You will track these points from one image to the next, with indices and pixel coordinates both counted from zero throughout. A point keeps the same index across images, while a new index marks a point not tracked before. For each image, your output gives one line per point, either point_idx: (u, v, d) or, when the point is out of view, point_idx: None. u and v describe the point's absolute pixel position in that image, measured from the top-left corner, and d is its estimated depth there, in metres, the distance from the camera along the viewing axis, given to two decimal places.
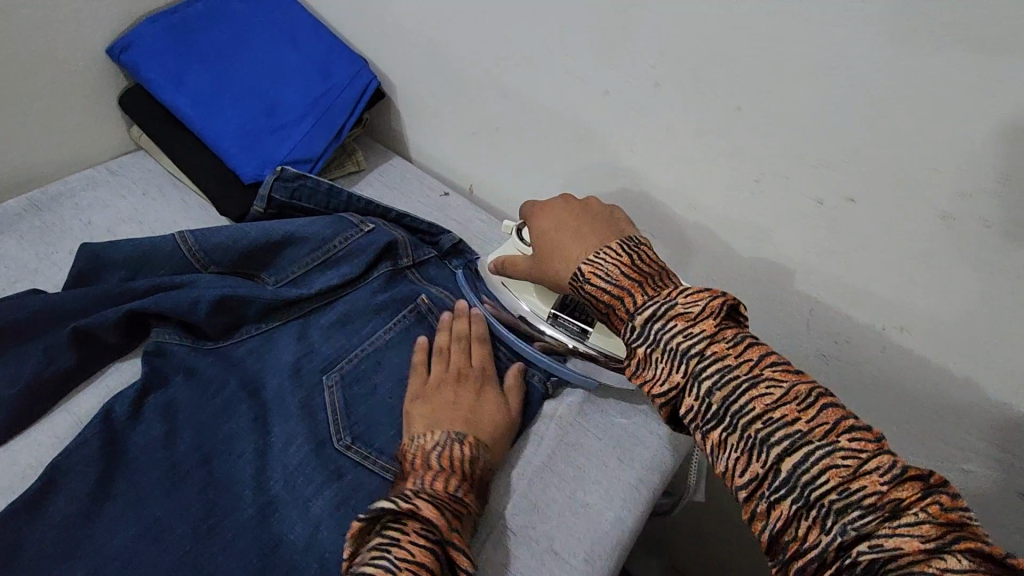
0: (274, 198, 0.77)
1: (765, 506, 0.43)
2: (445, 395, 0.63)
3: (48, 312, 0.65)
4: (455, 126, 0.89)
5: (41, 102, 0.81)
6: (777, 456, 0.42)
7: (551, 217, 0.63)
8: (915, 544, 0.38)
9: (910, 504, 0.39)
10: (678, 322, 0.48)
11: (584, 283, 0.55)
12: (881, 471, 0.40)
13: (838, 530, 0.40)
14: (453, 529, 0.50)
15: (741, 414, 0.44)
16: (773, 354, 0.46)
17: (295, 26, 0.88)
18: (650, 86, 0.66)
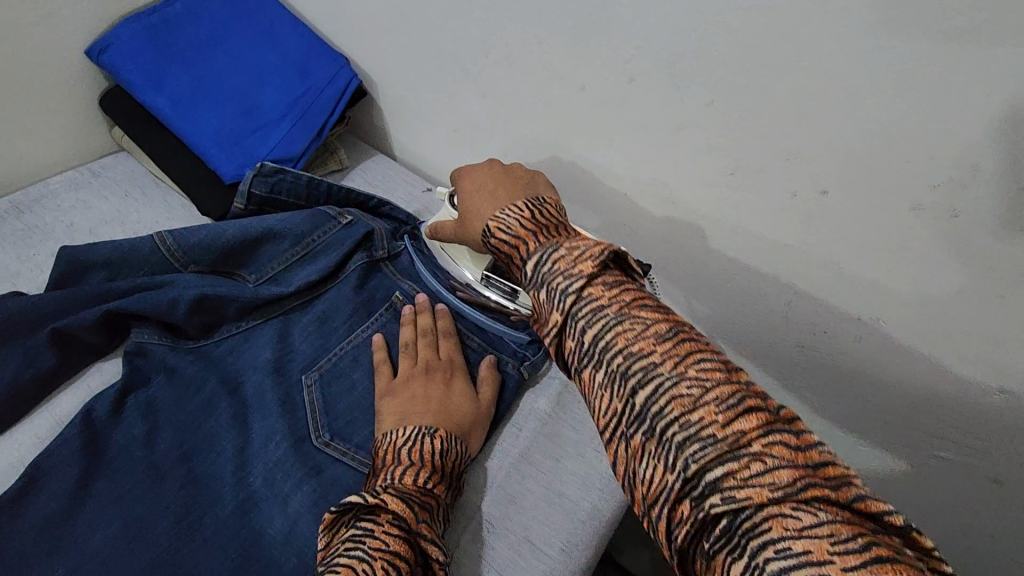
0: (254, 193, 0.77)
1: (626, 444, 0.41)
2: (417, 390, 0.64)
3: (28, 315, 0.65)
4: (436, 122, 0.89)
5: (21, 103, 0.81)
6: (633, 391, 0.41)
7: (471, 180, 0.62)
8: (765, 491, 0.36)
9: (753, 439, 0.38)
10: (560, 264, 0.48)
11: (489, 237, 0.54)
12: (720, 402, 0.39)
13: (682, 464, 0.38)
14: (420, 520, 0.51)
15: (606, 349, 0.44)
16: (644, 296, 0.46)
17: (271, 24, 0.88)
18: (625, 81, 0.67)
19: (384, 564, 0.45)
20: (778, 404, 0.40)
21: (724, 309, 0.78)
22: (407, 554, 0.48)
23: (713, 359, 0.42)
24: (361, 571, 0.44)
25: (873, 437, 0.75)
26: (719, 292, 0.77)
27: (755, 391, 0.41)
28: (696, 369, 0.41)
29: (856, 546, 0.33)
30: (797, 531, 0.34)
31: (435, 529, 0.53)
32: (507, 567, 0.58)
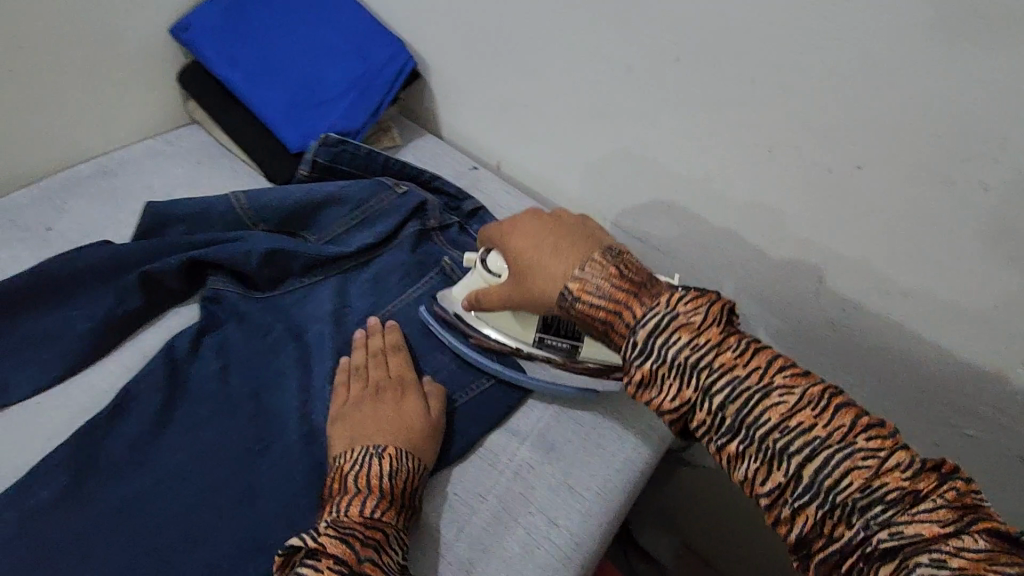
0: (318, 161, 0.84)
1: (791, 510, 0.48)
2: (367, 412, 0.64)
3: (120, 259, 0.73)
4: (484, 104, 0.94)
5: (112, 75, 0.89)
6: (799, 464, 0.47)
7: (524, 238, 0.63)
8: (933, 528, 0.43)
9: (923, 489, 0.45)
10: (684, 338, 0.52)
11: (574, 302, 0.58)
12: (899, 465, 0.45)
13: (863, 522, 0.45)
14: (364, 559, 0.51)
15: (757, 424, 0.49)
16: (780, 359, 0.51)
17: (336, 5, 0.94)
18: (671, 61, 0.71)
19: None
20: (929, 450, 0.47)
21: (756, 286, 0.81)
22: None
23: (871, 420, 0.47)
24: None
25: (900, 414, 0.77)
26: (751, 269, 0.80)
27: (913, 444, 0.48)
28: (863, 438, 0.47)
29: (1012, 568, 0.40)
30: (956, 548, 0.42)
31: (386, 560, 0.53)
32: (546, 504, 0.64)
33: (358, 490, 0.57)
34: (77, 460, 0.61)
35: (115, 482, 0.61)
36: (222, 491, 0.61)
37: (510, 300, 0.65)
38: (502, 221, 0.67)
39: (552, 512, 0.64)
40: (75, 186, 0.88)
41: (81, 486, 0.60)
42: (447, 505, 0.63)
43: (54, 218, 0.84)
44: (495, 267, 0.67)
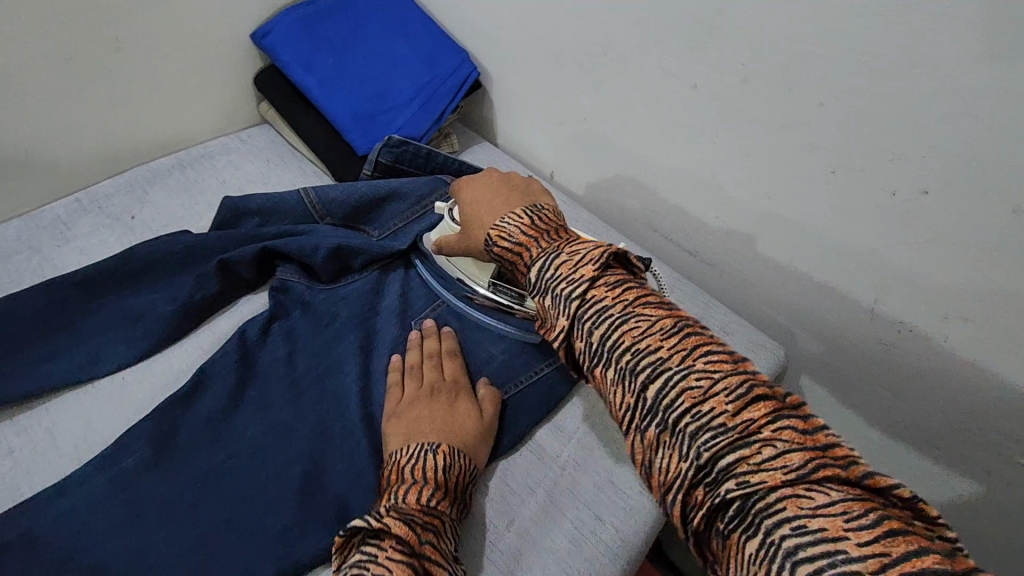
0: (381, 161, 0.88)
1: (641, 436, 0.48)
2: (422, 411, 0.65)
3: (197, 249, 0.78)
4: (543, 115, 0.97)
5: (196, 77, 0.95)
6: (644, 385, 0.48)
7: (470, 192, 0.69)
8: (777, 475, 0.41)
9: (763, 427, 0.44)
10: (562, 270, 0.55)
11: (493, 245, 0.63)
12: (728, 392, 0.45)
13: (696, 453, 0.45)
14: (423, 542, 0.53)
15: (614, 347, 0.50)
16: (648, 295, 0.53)
17: (407, 20, 0.99)
18: (734, 81, 0.73)
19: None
20: (786, 392, 0.46)
21: (808, 303, 0.82)
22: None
23: (719, 349, 0.48)
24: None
25: (952, 440, 0.77)
26: (805, 286, 0.81)
27: (761, 379, 0.47)
28: (703, 360, 0.47)
29: (868, 521, 0.38)
30: (812, 510, 0.40)
31: (442, 547, 0.55)
32: (592, 500, 0.68)
33: (414, 479, 0.58)
34: (159, 432, 0.66)
35: (192, 454, 0.66)
36: (287, 470, 0.65)
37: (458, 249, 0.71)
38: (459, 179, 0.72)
39: (596, 507, 0.67)
40: (156, 177, 0.93)
41: (161, 456, 0.65)
42: (499, 496, 0.67)
43: (137, 206, 0.90)
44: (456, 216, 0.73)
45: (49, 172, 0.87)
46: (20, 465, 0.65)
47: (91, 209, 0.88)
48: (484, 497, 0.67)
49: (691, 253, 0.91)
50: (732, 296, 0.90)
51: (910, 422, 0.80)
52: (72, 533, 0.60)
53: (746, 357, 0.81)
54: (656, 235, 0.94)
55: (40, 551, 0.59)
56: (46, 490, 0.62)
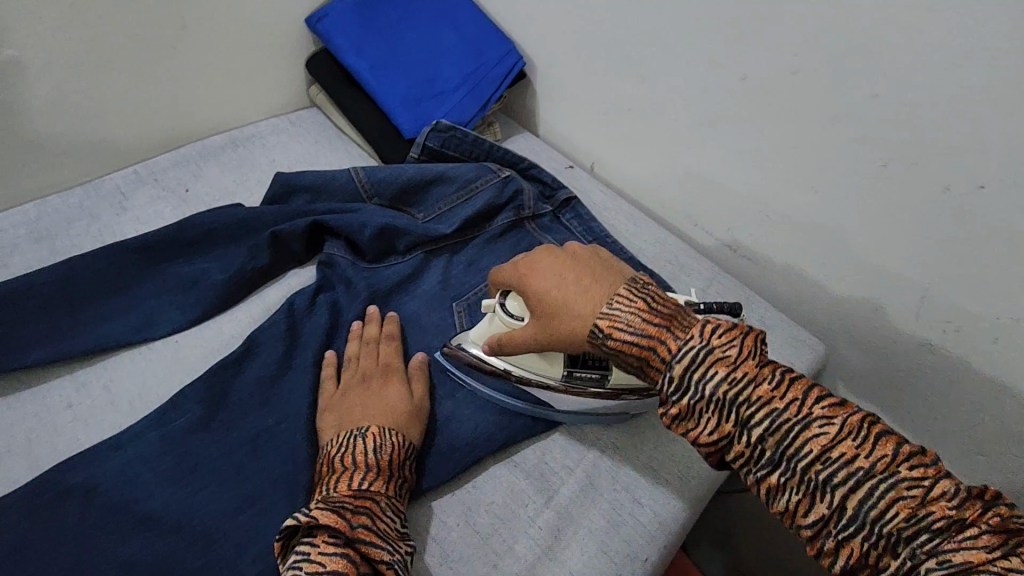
0: (428, 145, 0.90)
1: (835, 544, 0.47)
2: (356, 400, 0.68)
3: (251, 222, 0.81)
4: (587, 106, 0.98)
5: (252, 59, 0.98)
6: (841, 495, 0.47)
7: (548, 277, 0.63)
8: (981, 554, 0.43)
9: (975, 519, 0.45)
10: (721, 369, 0.52)
11: (606, 339, 0.57)
12: (948, 496, 0.45)
13: (911, 559, 0.44)
14: (357, 526, 0.55)
15: (800, 456, 0.49)
16: (816, 389, 0.51)
17: (456, 8, 1.00)
18: (789, 73, 0.72)
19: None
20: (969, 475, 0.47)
21: (850, 301, 0.81)
22: (350, 567, 0.52)
23: (908, 445, 0.48)
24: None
25: (995, 441, 0.76)
26: (847, 284, 0.80)
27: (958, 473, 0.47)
28: (904, 465, 0.47)
29: None
30: None
31: (379, 525, 0.57)
32: (630, 483, 0.70)
33: (346, 467, 0.61)
34: (211, 393, 0.69)
35: (242, 415, 0.68)
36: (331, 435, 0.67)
37: (534, 342, 0.65)
38: (516, 261, 0.67)
39: (634, 491, 0.70)
40: (209, 153, 0.96)
41: (213, 416, 0.67)
42: (539, 476, 0.70)
43: (191, 180, 0.93)
44: (514, 309, 0.68)
45: (110, 145, 0.91)
46: (80, 418, 0.68)
47: (147, 181, 0.91)
48: (524, 476, 0.70)
49: (732, 248, 0.90)
50: (772, 292, 0.90)
51: (957, 425, 0.79)
52: (128, 482, 0.63)
53: (784, 353, 0.82)
54: (696, 229, 0.94)
55: (98, 498, 0.61)
56: (104, 442, 0.65)
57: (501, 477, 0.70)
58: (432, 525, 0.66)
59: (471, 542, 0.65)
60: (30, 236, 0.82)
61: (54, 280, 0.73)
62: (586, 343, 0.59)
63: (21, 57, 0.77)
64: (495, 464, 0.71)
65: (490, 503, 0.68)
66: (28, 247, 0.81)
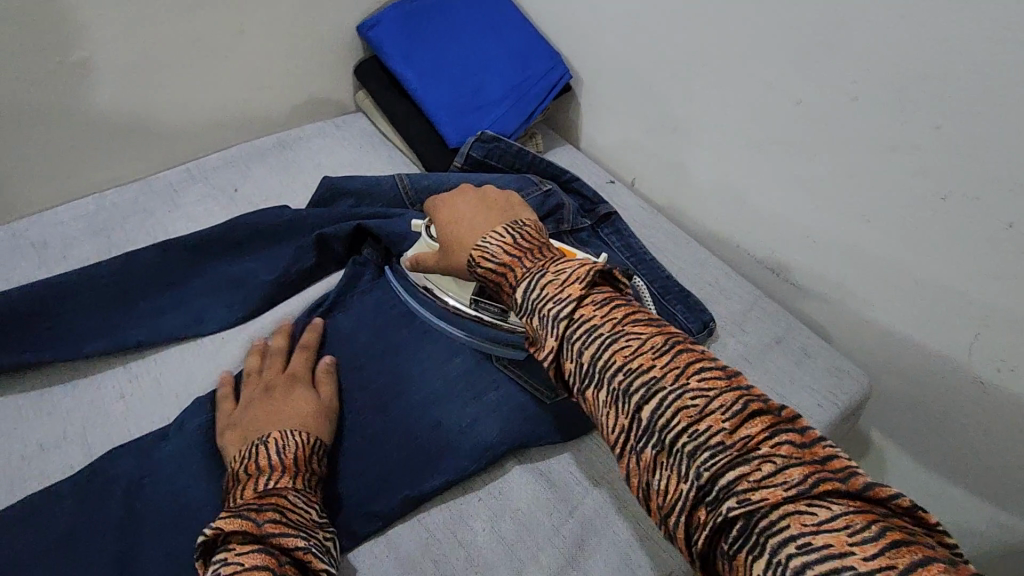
0: (472, 155, 0.91)
1: (637, 458, 0.49)
2: (257, 411, 0.66)
3: (298, 224, 0.82)
4: (631, 121, 0.97)
5: (305, 63, 1.00)
6: (639, 406, 0.49)
7: (450, 212, 0.70)
8: (778, 491, 0.42)
9: (762, 443, 0.45)
10: (549, 290, 0.56)
11: (476, 267, 0.63)
12: (724, 409, 0.46)
13: (696, 474, 0.45)
14: (265, 523, 0.54)
15: (606, 367, 0.51)
16: (634, 311, 0.54)
17: (504, 18, 1.01)
18: (846, 98, 0.71)
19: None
20: (781, 405, 0.47)
21: (898, 332, 0.79)
22: (269, 559, 0.51)
23: (711, 365, 0.49)
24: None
25: None
26: (895, 314, 0.78)
27: (757, 395, 0.48)
28: (698, 379, 0.48)
29: (871, 534, 0.39)
30: (815, 526, 0.40)
31: (289, 515, 0.56)
32: None
33: (251, 475, 0.60)
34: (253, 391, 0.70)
35: None
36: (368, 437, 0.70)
37: (438, 267, 0.72)
38: (436, 198, 0.73)
39: None
40: (258, 154, 0.98)
41: None
42: (567, 486, 0.70)
43: (240, 180, 0.95)
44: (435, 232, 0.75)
45: (167, 142, 0.94)
46: (129, 409, 0.70)
47: (199, 179, 0.94)
48: (550, 486, 0.70)
49: (773, 271, 0.89)
50: (814, 318, 0.88)
51: (1009, 467, 0.76)
52: (169, 475, 0.64)
53: (825, 382, 0.80)
54: (737, 249, 0.92)
55: (141, 487, 0.63)
56: (151, 432, 0.67)
57: (524, 482, 0.70)
58: (455, 525, 0.67)
59: (495, 549, 0.65)
60: (88, 229, 0.85)
61: (112, 273, 0.76)
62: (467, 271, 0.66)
63: (91, 57, 0.80)
64: (520, 472, 0.71)
65: (514, 510, 0.68)
66: (87, 240, 0.85)
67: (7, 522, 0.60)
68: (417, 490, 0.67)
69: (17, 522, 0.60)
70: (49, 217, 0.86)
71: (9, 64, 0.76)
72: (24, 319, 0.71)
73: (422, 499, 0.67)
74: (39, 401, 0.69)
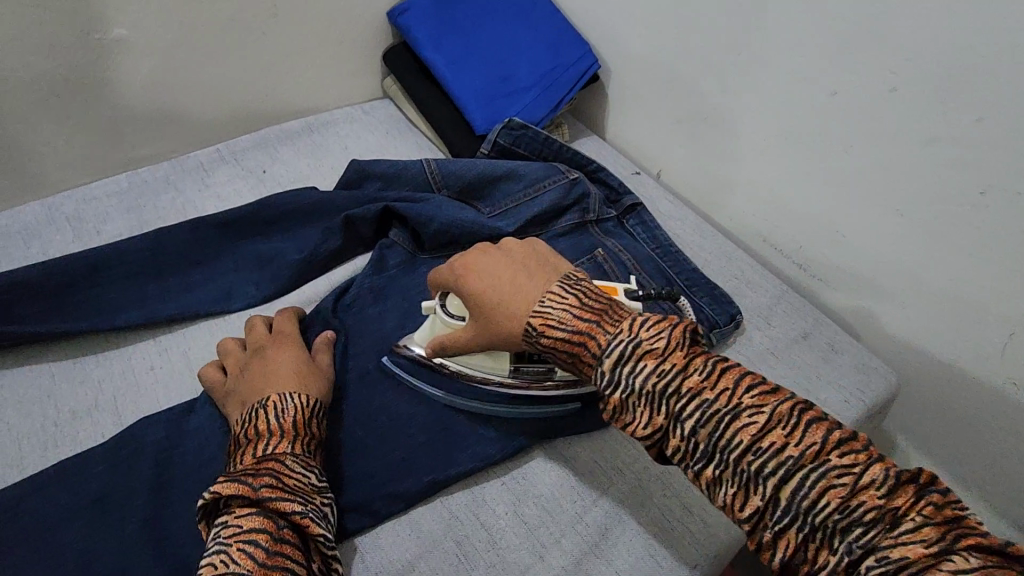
0: (499, 142, 0.91)
1: (774, 536, 0.47)
2: (251, 375, 0.66)
3: (326, 206, 0.83)
4: (660, 112, 0.97)
5: (335, 49, 1.01)
6: (773, 487, 0.47)
7: (485, 273, 0.64)
8: (917, 549, 0.43)
9: (907, 510, 0.44)
10: (650, 362, 0.53)
11: (541, 336, 0.59)
12: (874, 482, 0.45)
13: (845, 548, 0.45)
14: (262, 487, 0.54)
15: (731, 447, 0.49)
16: (745, 377, 0.52)
17: (534, 6, 1.01)
18: (884, 92, 0.70)
19: (238, 546, 0.50)
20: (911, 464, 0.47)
21: (927, 331, 0.77)
22: (265, 524, 0.53)
23: (839, 433, 0.48)
24: (219, 563, 0.50)
25: None
26: (925, 312, 0.77)
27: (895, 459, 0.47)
28: (835, 453, 0.47)
29: None
30: None
31: (287, 480, 0.57)
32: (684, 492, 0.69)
33: (251, 439, 0.60)
34: None
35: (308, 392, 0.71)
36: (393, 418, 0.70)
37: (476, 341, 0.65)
38: (458, 257, 0.67)
39: (688, 500, 0.69)
40: (287, 136, 0.99)
41: None
42: (591, 475, 0.70)
43: (268, 162, 0.96)
44: (452, 306, 0.68)
45: (199, 123, 0.95)
46: (160, 381, 0.71)
47: (229, 160, 0.95)
48: (574, 474, 0.70)
49: (802, 266, 0.88)
50: (842, 316, 0.86)
51: None
52: (199, 446, 0.65)
53: (851, 378, 0.79)
54: (762, 243, 0.92)
55: (171, 457, 0.64)
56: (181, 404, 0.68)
57: (548, 470, 0.70)
58: (478, 508, 0.67)
59: (517, 532, 0.66)
60: (121, 205, 0.87)
61: (144, 249, 0.77)
62: (521, 341, 0.61)
63: (128, 36, 0.82)
64: (544, 458, 0.71)
65: (538, 496, 0.68)
66: (120, 216, 0.86)
67: (41, 486, 0.61)
68: (440, 471, 0.67)
69: (52, 486, 0.61)
70: (83, 193, 0.87)
71: (50, 40, 0.77)
72: (59, 290, 0.73)
73: (446, 480, 0.67)
74: (73, 371, 0.71)
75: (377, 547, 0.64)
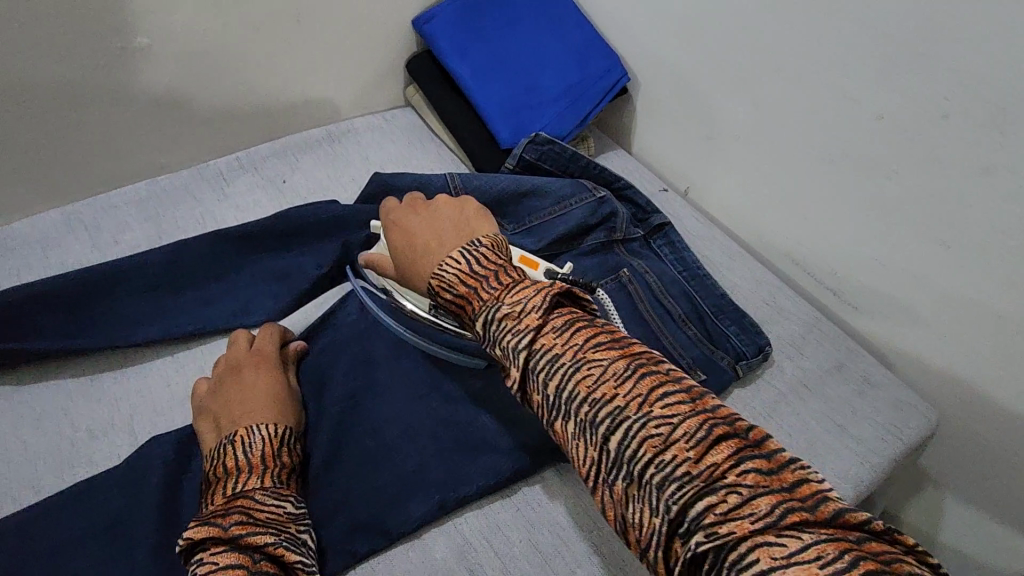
0: (525, 157, 0.88)
1: (608, 490, 0.48)
2: (222, 397, 0.66)
3: (347, 220, 0.81)
4: (690, 128, 0.94)
5: (359, 54, 0.98)
6: (604, 437, 0.48)
7: (406, 233, 0.67)
8: (745, 524, 0.41)
9: (727, 472, 0.44)
10: (506, 320, 0.55)
11: (435, 295, 0.60)
12: (688, 437, 0.46)
13: (665, 506, 0.44)
14: (232, 525, 0.53)
15: (571, 399, 0.51)
16: (597, 336, 0.53)
17: (563, 15, 0.98)
18: (935, 117, 0.67)
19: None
20: (747, 427, 0.46)
21: (970, 365, 0.74)
22: (241, 559, 0.51)
23: (673, 390, 0.48)
24: None
25: None
26: (970, 348, 0.73)
27: (722, 416, 0.47)
28: (661, 406, 0.48)
29: (842, 564, 0.37)
30: (785, 560, 0.38)
31: (257, 514, 0.55)
32: None
33: (221, 478, 0.59)
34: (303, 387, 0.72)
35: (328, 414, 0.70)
36: (413, 444, 0.68)
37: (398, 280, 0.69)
38: (391, 209, 0.70)
39: None
40: (307, 145, 0.97)
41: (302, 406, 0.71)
42: None
43: (288, 171, 0.94)
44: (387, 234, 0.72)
45: (219, 130, 0.93)
46: (176, 398, 0.70)
47: (248, 169, 0.93)
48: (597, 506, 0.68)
49: (835, 292, 0.85)
50: (877, 345, 0.83)
51: None
52: None
53: (886, 414, 0.76)
54: (795, 268, 0.88)
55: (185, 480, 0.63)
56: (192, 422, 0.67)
57: (570, 502, 0.68)
58: (492, 534, 0.65)
59: (532, 561, 0.63)
60: (140, 214, 0.86)
61: (162, 262, 0.76)
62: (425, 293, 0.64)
63: (150, 43, 0.80)
64: (566, 488, 0.69)
65: (559, 527, 0.66)
66: (139, 225, 0.85)
67: (53, 506, 0.60)
68: (459, 502, 0.65)
69: (63, 508, 0.60)
70: (103, 200, 0.86)
71: (72, 48, 0.76)
72: (76, 304, 0.71)
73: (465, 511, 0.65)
74: (89, 387, 0.69)
75: (388, 573, 0.62)
